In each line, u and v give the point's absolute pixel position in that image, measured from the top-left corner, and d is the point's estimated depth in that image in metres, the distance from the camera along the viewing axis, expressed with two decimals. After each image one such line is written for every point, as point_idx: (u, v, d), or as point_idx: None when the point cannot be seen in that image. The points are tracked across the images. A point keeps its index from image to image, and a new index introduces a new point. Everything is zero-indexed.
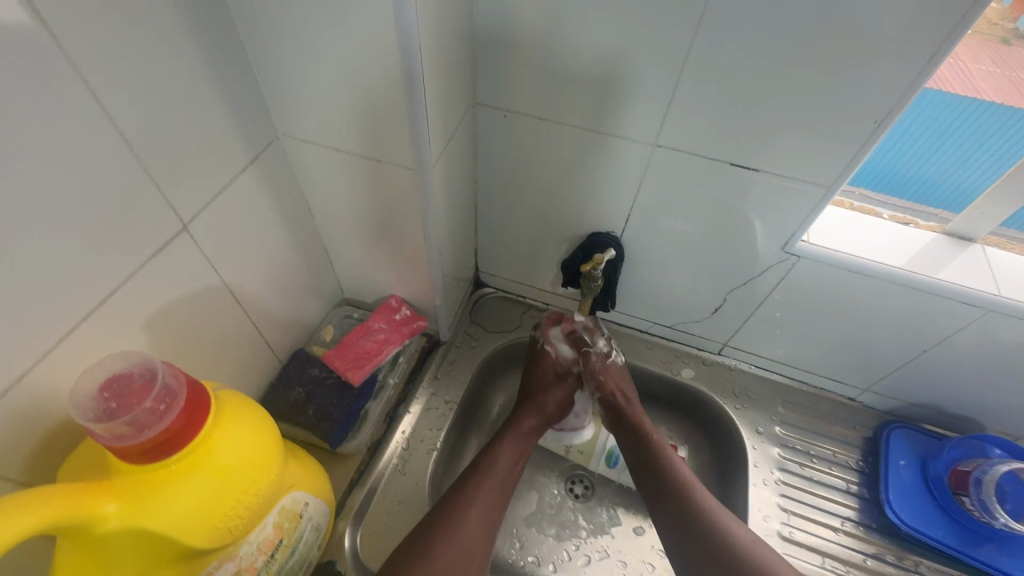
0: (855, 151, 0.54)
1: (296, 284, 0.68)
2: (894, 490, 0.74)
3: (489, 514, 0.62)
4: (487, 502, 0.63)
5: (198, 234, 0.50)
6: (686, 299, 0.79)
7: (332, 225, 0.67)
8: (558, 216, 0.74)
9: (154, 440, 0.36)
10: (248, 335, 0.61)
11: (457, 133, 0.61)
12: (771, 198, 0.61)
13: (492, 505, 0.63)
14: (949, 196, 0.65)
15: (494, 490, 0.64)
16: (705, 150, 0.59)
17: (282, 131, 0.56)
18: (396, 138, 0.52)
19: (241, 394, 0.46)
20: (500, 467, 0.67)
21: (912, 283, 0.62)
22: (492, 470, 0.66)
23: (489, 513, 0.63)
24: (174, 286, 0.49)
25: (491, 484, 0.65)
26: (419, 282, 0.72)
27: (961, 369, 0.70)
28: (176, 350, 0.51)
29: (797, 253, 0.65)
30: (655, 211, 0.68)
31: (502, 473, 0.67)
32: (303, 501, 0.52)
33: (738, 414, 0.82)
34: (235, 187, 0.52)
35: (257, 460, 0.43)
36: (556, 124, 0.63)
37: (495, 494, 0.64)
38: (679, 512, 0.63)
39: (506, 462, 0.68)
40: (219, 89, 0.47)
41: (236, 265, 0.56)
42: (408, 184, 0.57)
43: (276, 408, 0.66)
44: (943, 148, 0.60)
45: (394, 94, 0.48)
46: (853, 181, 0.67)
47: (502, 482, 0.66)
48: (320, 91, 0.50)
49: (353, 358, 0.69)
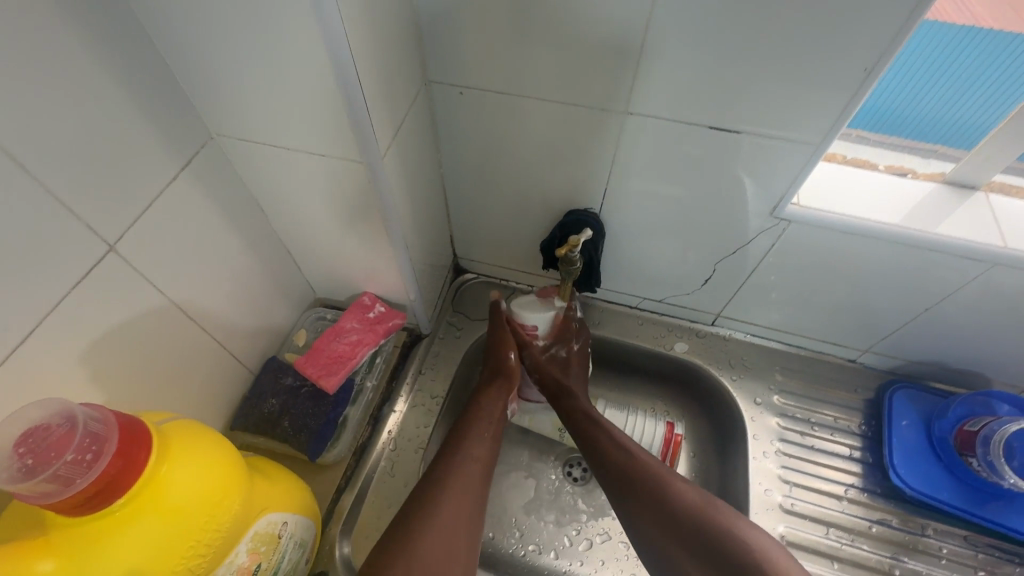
0: (849, 99, 0.49)
1: (259, 291, 0.64)
2: (898, 454, 0.72)
3: (456, 530, 0.55)
4: (451, 517, 0.56)
5: (130, 253, 0.46)
6: (674, 271, 0.75)
7: (289, 226, 0.63)
8: (531, 195, 0.70)
9: (88, 491, 0.34)
10: (209, 350, 0.58)
11: (409, 115, 0.55)
12: (755, 160, 0.56)
13: (460, 519, 0.57)
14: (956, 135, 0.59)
15: (459, 503, 0.58)
16: (680, 113, 0.54)
17: (215, 131, 0.51)
18: (337, 129, 0.47)
19: (196, 422, 0.43)
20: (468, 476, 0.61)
21: (912, 241, 0.58)
22: (455, 480, 0.59)
23: (457, 529, 0.56)
24: (111, 313, 0.45)
25: (457, 496, 0.58)
26: (389, 278, 0.68)
27: (966, 324, 0.66)
28: (125, 378, 0.48)
29: (786, 217, 0.61)
30: (633, 183, 0.63)
31: (471, 485, 0.60)
32: (279, 521, 0.50)
33: (735, 386, 0.79)
34: (167, 197, 0.48)
35: (219, 492, 0.41)
36: (517, 97, 0.58)
37: (461, 507, 0.57)
38: (640, 508, 0.59)
39: (472, 470, 0.61)
40: (128, 92, 0.43)
41: (183, 280, 0.52)
42: (359, 178, 0.52)
43: (251, 421, 0.63)
44: (939, 84, 0.54)
45: (324, 81, 0.43)
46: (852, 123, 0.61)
47: (469, 492, 0.59)
48: (245, 83, 0.45)
49: (327, 363, 0.66)
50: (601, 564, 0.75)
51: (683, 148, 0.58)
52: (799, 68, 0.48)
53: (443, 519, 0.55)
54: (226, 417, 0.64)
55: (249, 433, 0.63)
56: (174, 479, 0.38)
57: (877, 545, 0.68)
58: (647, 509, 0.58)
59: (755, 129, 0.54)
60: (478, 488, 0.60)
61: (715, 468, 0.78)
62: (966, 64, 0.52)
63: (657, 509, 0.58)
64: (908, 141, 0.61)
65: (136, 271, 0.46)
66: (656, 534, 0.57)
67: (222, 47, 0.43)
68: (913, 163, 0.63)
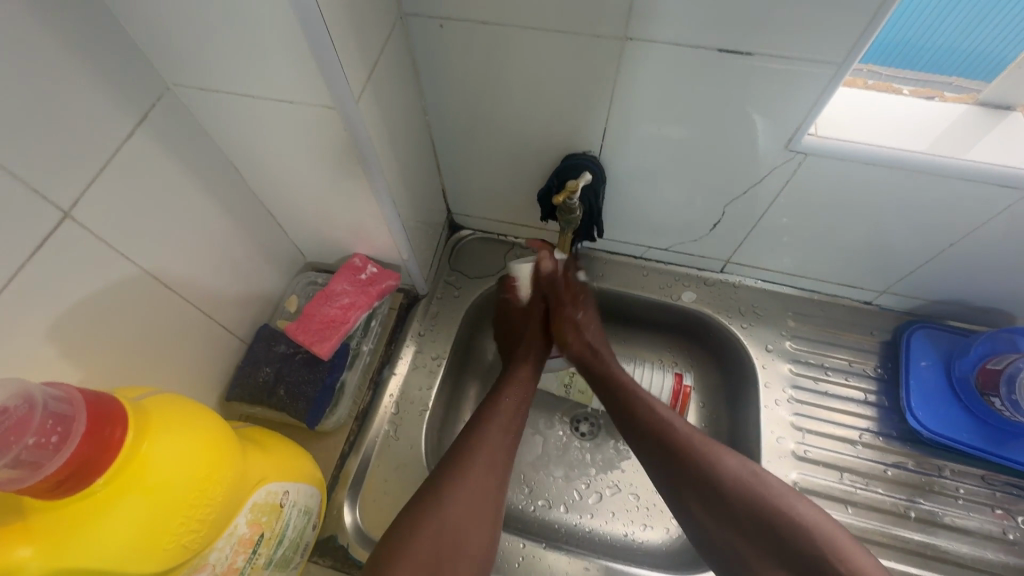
0: (874, 13, 0.43)
1: (242, 257, 0.61)
2: (915, 395, 0.70)
3: (485, 501, 0.55)
4: (479, 489, 0.55)
5: (89, 221, 0.42)
6: (681, 217, 0.71)
7: (267, 185, 0.58)
8: (525, 140, 0.65)
9: (59, 475, 0.32)
10: (194, 321, 0.55)
11: (384, 54, 0.50)
12: (771, 86, 0.51)
13: (491, 490, 0.56)
14: (975, 65, 0.54)
15: (488, 474, 0.56)
16: (686, 38, 0.49)
17: (170, 80, 0.46)
18: (302, 73, 0.42)
19: (176, 398, 0.41)
20: (494, 447, 0.58)
21: (940, 169, 0.53)
22: (483, 452, 0.57)
23: (484, 499, 0.55)
24: (75, 285, 0.42)
25: (485, 467, 0.56)
26: (379, 237, 0.64)
27: (992, 260, 0.62)
28: (102, 353, 0.46)
29: (802, 150, 0.56)
30: (635, 121, 0.58)
31: (499, 456, 0.58)
32: (278, 491, 0.49)
33: (745, 334, 0.76)
34: (123, 158, 0.44)
35: (209, 466, 0.39)
36: (503, 28, 0.52)
37: (489, 479, 0.56)
38: (676, 478, 0.58)
39: (501, 439, 0.59)
40: (61, 39, 0.38)
41: (154, 248, 0.48)
42: (334, 127, 0.47)
43: (246, 391, 0.61)
44: (959, 8, 0.48)
45: (280, 13, 0.37)
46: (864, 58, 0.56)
47: (498, 463, 0.58)
48: (194, 23, 0.40)
49: (318, 329, 0.63)
50: (611, 515, 0.75)
51: (690, 76, 0.52)
52: None
53: (467, 494, 0.54)
54: (220, 388, 0.62)
55: (245, 403, 0.62)
56: (157, 454, 0.36)
57: (892, 488, 0.67)
58: (686, 480, 0.58)
59: (772, 51, 0.48)
60: (504, 457, 0.59)
61: (725, 417, 0.77)
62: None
63: (695, 480, 0.57)
64: (924, 74, 0.56)
65: (98, 239, 0.43)
66: (693, 505, 0.57)
67: None
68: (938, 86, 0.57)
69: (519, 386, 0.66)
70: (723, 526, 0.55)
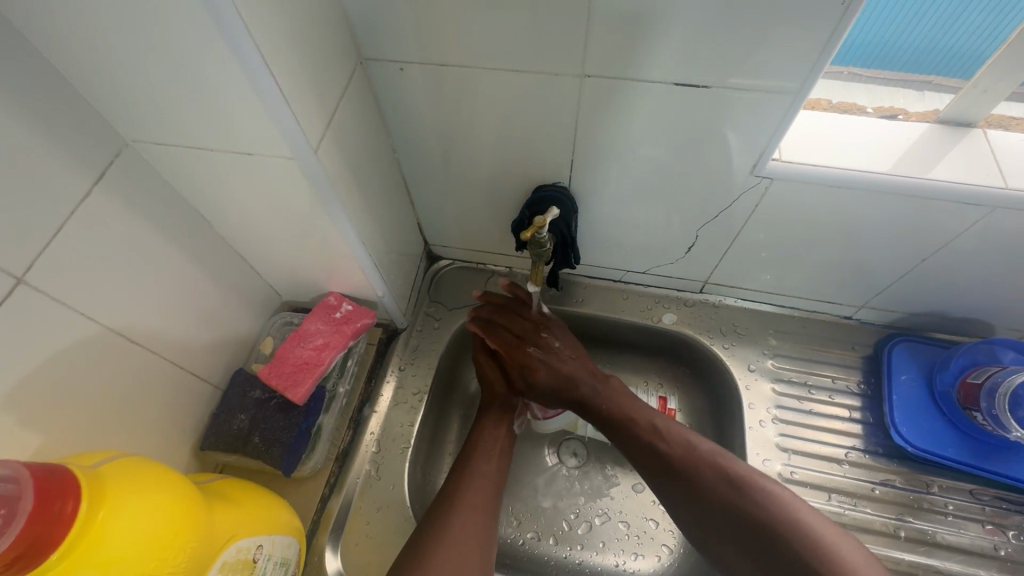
0: (826, 40, 0.44)
1: (214, 305, 0.60)
2: (899, 411, 0.69)
3: (469, 554, 0.53)
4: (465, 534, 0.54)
5: (46, 283, 0.42)
6: (655, 240, 0.71)
7: (234, 231, 0.58)
8: (495, 172, 0.65)
9: (14, 552, 0.31)
10: (164, 373, 0.54)
11: (346, 99, 0.50)
12: (731, 113, 0.51)
13: (478, 533, 0.55)
14: (953, 62, 0.53)
15: (472, 524, 0.55)
16: (642, 71, 0.49)
17: (129, 137, 0.46)
18: (257, 127, 0.42)
19: (133, 462, 0.40)
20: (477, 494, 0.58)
21: (903, 189, 0.54)
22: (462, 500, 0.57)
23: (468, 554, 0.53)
24: (33, 349, 0.41)
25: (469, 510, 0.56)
26: (352, 275, 0.64)
27: (964, 273, 0.63)
28: (64, 415, 0.45)
29: (768, 174, 0.56)
30: (601, 150, 0.59)
31: (483, 501, 0.58)
32: (249, 546, 0.47)
33: (727, 354, 0.76)
34: (81, 217, 0.44)
35: (171, 529, 0.38)
36: (462, 68, 0.52)
37: (476, 523, 0.55)
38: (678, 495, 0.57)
39: (482, 486, 0.59)
40: (11, 106, 0.38)
41: (118, 304, 0.48)
42: (295, 175, 0.47)
43: (221, 440, 0.60)
44: (934, 7, 0.47)
45: (230, 73, 0.38)
46: (839, 60, 0.55)
47: (479, 510, 0.57)
48: (148, 84, 0.40)
49: (291, 372, 0.62)
50: (602, 545, 0.73)
51: (649, 106, 0.53)
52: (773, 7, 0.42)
53: (450, 555, 0.52)
54: (194, 437, 0.61)
55: (220, 451, 0.61)
56: (116, 521, 0.35)
57: (881, 507, 0.66)
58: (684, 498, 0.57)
59: (726, 81, 0.49)
60: (489, 501, 0.58)
61: (712, 439, 0.76)
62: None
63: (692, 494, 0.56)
64: (902, 74, 0.56)
65: (57, 302, 0.43)
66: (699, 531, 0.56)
67: (112, 46, 0.37)
68: (898, 104, 0.58)
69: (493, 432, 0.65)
70: (730, 538, 0.54)
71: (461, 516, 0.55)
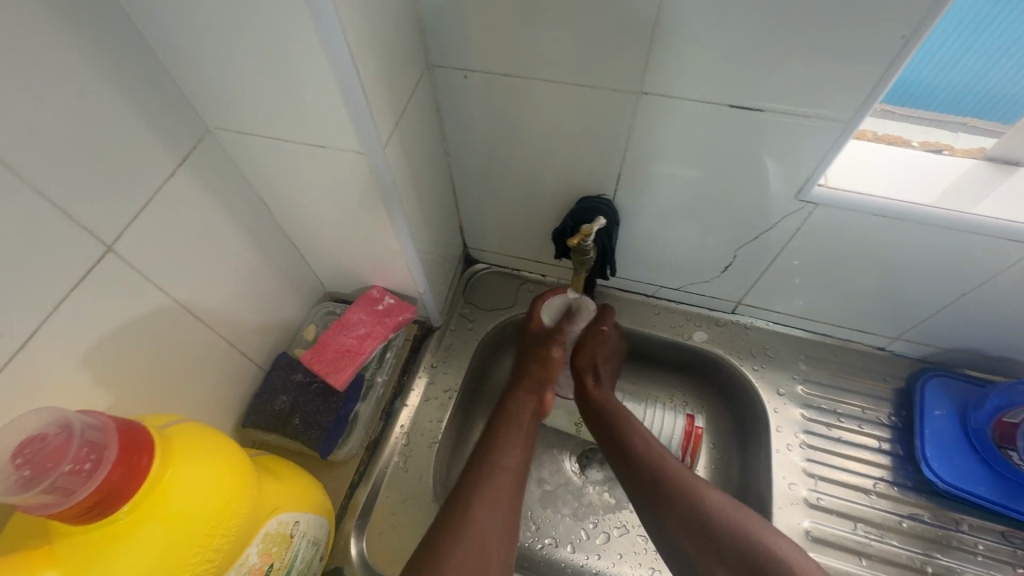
0: (881, 73, 0.45)
1: (267, 289, 0.63)
2: (931, 446, 0.69)
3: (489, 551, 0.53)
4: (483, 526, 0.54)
5: (129, 254, 0.45)
6: (693, 257, 0.72)
7: (291, 220, 0.61)
8: (540, 182, 0.67)
9: (88, 501, 0.34)
10: (217, 349, 0.57)
11: (411, 102, 0.53)
12: (782, 137, 0.53)
13: (494, 530, 0.55)
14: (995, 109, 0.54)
15: (490, 512, 0.56)
16: (697, 93, 0.51)
17: (211, 124, 0.50)
18: (334, 123, 0.45)
19: (198, 427, 0.42)
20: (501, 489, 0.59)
21: (947, 222, 0.54)
22: (486, 488, 0.58)
23: (497, 519, 0.56)
24: (112, 314, 0.44)
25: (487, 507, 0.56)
26: (397, 270, 0.66)
27: (1005, 310, 0.62)
28: (130, 379, 0.48)
29: (812, 200, 0.57)
30: (648, 166, 0.60)
31: (503, 495, 0.58)
32: (289, 521, 0.49)
33: (756, 375, 0.76)
34: (164, 196, 0.47)
35: (226, 496, 0.40)
36: (522, 79, 0.55)
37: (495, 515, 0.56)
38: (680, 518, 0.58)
39: (504, 477, 0.60)
40: (118, 89, 0.41)
41: (185, 279, 0.51)
42: (361, 170, 0.50)
43: (261, 419, 0.63)
44: (977, 54, 0.49)
45: (320, 72, 0.41)
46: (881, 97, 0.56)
47: (501, 501, 0.57)
48: (239, 75, 0.43)
49: (332, 359, 0.65)
50: (619, 557, 0.73)
51: (699, 128, 0.54)
52: (835, 37, 0.44)
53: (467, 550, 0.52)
54: (236, 414, 0.63)
55: (260, 429, 0.63)
56: (179, 483, 0.38)
57: (907, 541, 0.66)
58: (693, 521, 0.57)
59: (782, 106, 0.50)
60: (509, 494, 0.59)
61: (736, 460, 0.76)
62: (996, 28, 0.46)
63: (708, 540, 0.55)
64: (936, 114, 0.57)
65: (135, 273, 0.46)
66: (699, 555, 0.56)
67: (213, 38, 0.41)
68: (946, 139, 0.59)
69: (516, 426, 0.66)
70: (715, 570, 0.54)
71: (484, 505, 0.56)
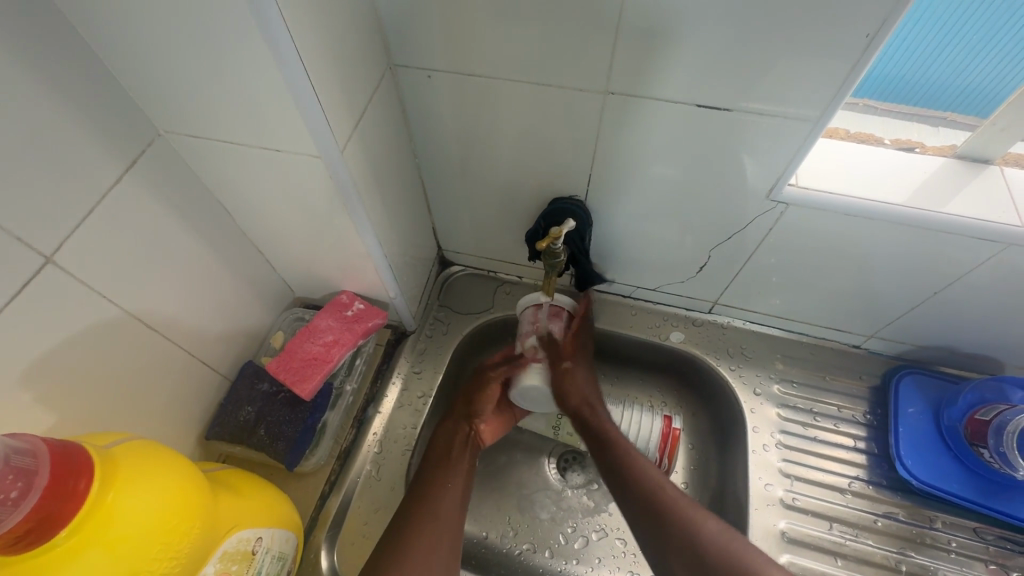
0: (848, 71, 0.45)
1: (230, 297, 0.61)
2: (905, 443, 0.69)
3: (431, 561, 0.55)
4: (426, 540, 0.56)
5: (74, 265, 0.43)
6: (668, 257, 0.71)
7: (254, 225, 0.59)
8: (512, 183, 0.66)
9: (20, 527, 0.32)
10: (176, 359, 0.55)
11: (372, 103, 0.52)
12: (751, 137, 0.52)
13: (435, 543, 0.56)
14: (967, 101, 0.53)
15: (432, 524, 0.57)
16: (665, 92, 0.50)
17: (162, 127, 0.48)
18: (288, 126, 0.44)
19: (144, 445, 0.41)
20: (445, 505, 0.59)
21: (917, 221, 0.54)
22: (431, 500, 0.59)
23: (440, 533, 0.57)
24: (57, 328, 0.42)
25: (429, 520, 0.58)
26: (366, 275, 0.65)
27: (976, 308, 0.62)
28: (79, 395, 0.46)
29: (783, 200, 0.57)
30: (619, 166, 0.59)
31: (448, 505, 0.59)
32: (249, 537, 0.47)
33: (733, 375, 0.76)
34: (111, 203, 0.45)
35: (176, 515, 0.39)
36: (488, 79, 0.54)
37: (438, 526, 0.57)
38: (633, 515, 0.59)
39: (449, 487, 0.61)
40: (55, 92, 0.39)
41: (138, 289, 0.49)
42: (320, 174, 0.49)
43: (226, 430, 0.61)
44: (948, 48, 0.48)
45: (269, 73, 0.39)
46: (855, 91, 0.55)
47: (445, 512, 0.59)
48: (186, 76, 0.41)
49: (299, 367, 0.63)
50: (598, 561, 0.72)
51: (668, 127, 0.53)
52: (801, 35, 0.43)
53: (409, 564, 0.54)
54: (201, 426, 0.61)
55: (225, 441, 0.61)
56: (124, 504, 0.36)
57: (882, 540, 0.66)
58: (648, 521, 0.57)
59: (751, 105, 0.49)
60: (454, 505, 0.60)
61: (714, 460, 0.76)
62: (977, 20, 0.45)
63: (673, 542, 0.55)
64: (916, 108, 0.56)
65: (80, 284, 0.44)
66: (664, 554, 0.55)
67: (156, 39, 0.39)
68: (918, 136, 0.58)
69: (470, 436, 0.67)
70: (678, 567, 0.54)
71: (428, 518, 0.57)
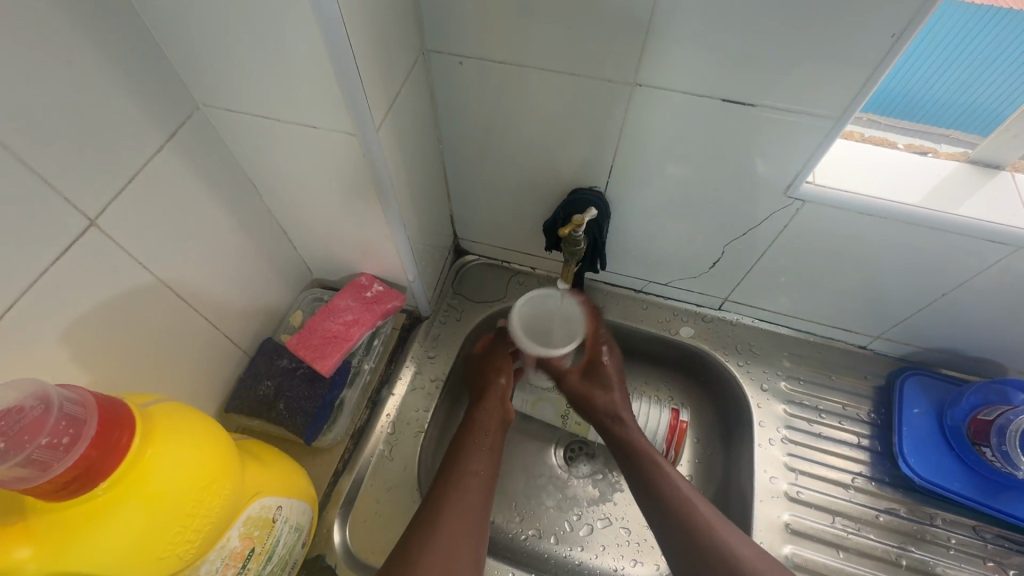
0: (871, 72, 0.46)
1: (253, 273, 0.62)
2: (908, 442, 0.70)
3: (457, 555, 0.53)
4: (451, 535, 0.54)
5: (112, 230, 0.44)
6: (682, 253, 0.72)
7: (280, 202, 0.60)
8: (533, 173, 0.67)
9: (67, 474, 0.33)
10: (201, 331, 0.56)
11: (405, 86, 0.53)
12: (773, 134, 0.53)
13: (461, 540, 0.54)
14: (963, 119, 0.57)
15: (456, 520, 0.56)
16: (692, 86, 0.51)
17: (200, 101, 0.49)
18: (327, 105, 0.45)
19: (180, 406, 0.42)
20: (469, 504, 0.58)
21: (931, 222, 0.56)
22: (453, 498, 0.57)
23: (463, 532, 0.55)
24: (94, 290, 0.43)
25: (455, 516, 0.56)
26: (387, 257, 0.65)
27: (983, 311, 0.64)
28: (110, 359, 0.47)
29: (800, 197, 0.58)
30: (640, 160, 0.61)
31: (472, 503, 0.58)
32: (272, 505, 0.48)
33: (741, 370, 0.77)
34: (151, 171, 0.46)
35: (208, 476, 0.40)
36: (518, 67, 0.55)
37: (462, 523, 0.56)
38: (662, 528, 0.61)
39: (472, 485, 0.59)
40: (104, 61, 0.40)
41: (170, 258, 0.50)
42: (353, 153, 0.50)
43: (245, 404, 0.62)
44: (956, 68, 0.51)
45: (315, 51, 0.40)
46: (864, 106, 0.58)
47: (469, 509, 0.57)
48: (232, 51, 0.43)
49: (318, 345, 0.64)
50: (602, 549, 0.73)
51: (692, 122, 0.55)
52: (829, 34, 0.44)
53: (434, 557, 0.52)
54: (220, 399, 0.62)
55: (243, 414, 0.62)
56: (159, 463, 0.37)
57: (883, 534, 0.67)
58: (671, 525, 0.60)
59: (775, 104, 0.51)
60: (478, 503, 0.58)
61: (719, 454, 0.77)
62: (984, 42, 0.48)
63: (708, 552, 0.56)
64: (922, 125, 0.58)
65: (118, 249, 0.45)
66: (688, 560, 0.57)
67: (207, 13, 0.40)
68: (931, 143, 0.60)
69: (488, 437, 0.66)
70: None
71: (453, 514, 0.56)
